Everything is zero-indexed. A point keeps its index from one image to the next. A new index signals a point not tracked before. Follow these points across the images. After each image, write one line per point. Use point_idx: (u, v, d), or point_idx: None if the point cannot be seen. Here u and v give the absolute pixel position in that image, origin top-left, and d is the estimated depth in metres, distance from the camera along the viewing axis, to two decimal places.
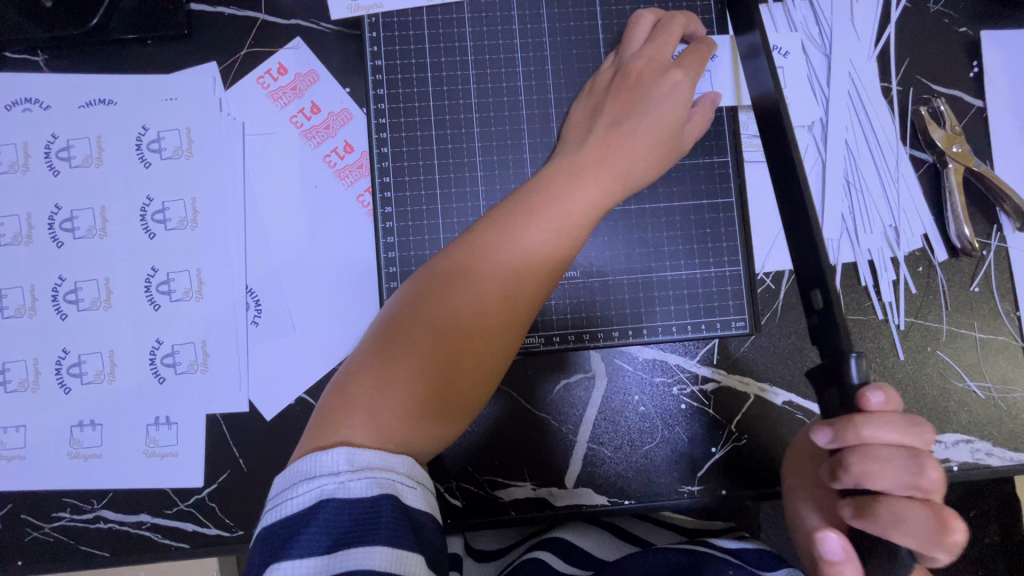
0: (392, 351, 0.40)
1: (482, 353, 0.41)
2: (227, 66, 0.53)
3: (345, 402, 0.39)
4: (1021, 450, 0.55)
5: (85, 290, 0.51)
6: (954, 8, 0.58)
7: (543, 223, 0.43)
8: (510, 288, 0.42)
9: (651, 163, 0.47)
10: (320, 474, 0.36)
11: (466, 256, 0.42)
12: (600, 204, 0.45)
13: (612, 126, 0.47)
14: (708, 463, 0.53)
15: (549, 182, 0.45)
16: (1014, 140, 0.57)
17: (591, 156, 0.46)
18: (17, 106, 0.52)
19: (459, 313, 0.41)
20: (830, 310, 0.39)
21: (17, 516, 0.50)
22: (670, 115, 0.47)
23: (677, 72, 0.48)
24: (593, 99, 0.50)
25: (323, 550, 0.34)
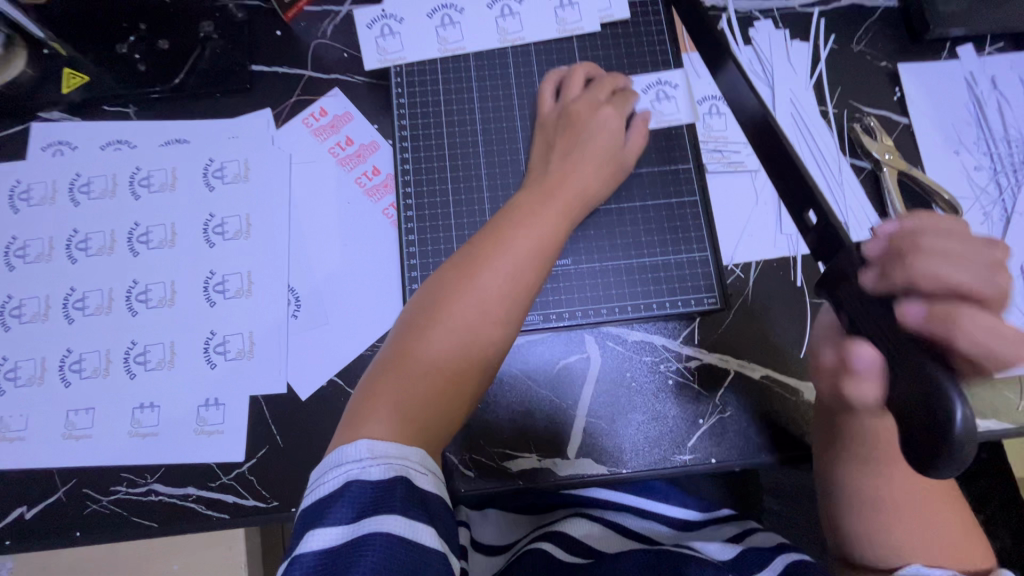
0: (405, 358, 0.47)
1: (482, 343, 0.49)
2: (279, 111, 0.66)
3: (369, 403, 0.45)
4: (986, 416, 0.60)
5: (154, 290, 0.61)
6: (873, 47, 0.70)
7: (527, 238, 0.52)
8: (503, 287, 0.50)
9: (603, 178, 0.59)
10: (344, 462, 0.41)
11: (464, 270, 0.50)
12: (566, 218, 0.55)
13: (565, 156, 0.58)
14: (696, 433, 0.59)
15: (525, 205, 0.55)
16: (939, 148, 0.67)
17: (556, 182, 0.57)
18: (109, 146, 0.64)
19: (459, 313, 0.49)
20: (826, 220, 0.39)
21: (79, 491, 0.56)
22: (608, 140, 0.59)
23: (609, 108, 0.61)
24: (546, 134, 0.61)
25: (347, 522, 0.38)
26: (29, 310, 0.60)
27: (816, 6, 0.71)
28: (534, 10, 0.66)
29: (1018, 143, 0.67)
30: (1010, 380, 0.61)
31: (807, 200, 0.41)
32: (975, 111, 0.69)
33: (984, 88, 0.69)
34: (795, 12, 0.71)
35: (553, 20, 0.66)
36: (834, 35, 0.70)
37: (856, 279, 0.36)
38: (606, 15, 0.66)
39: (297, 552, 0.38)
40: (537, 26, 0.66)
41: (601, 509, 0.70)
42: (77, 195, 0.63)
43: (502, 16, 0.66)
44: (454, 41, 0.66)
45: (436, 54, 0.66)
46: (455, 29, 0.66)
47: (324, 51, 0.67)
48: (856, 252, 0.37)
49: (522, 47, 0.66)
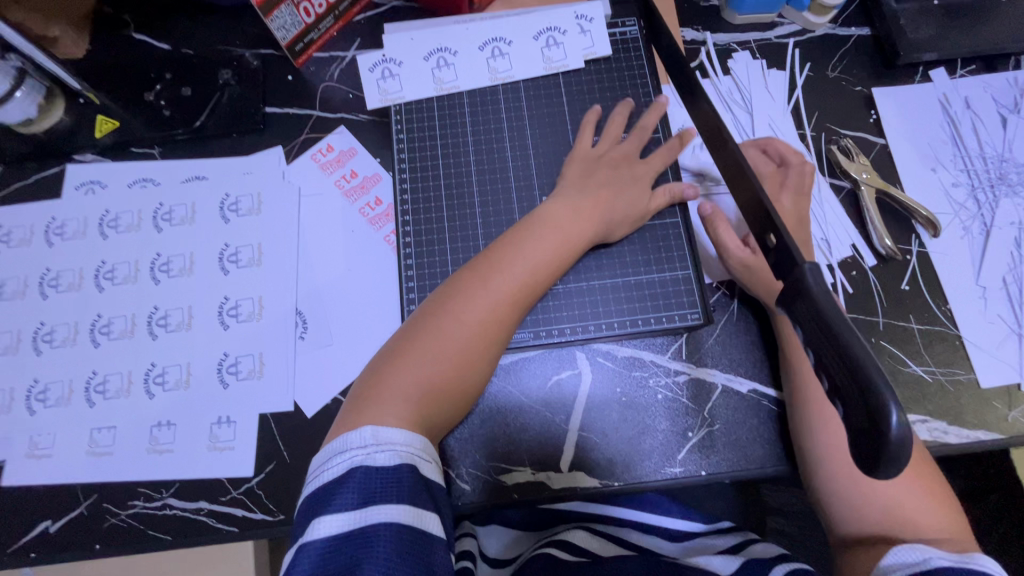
0: (416, 347, 0.52)
1: (484, 343, 0.53)
2: (290, 148, 0.72)
3: (382, 383, 0.50)
4: (975, 427, 0.61)
5: (173, 315, 0.65)
6: (848, 73, 0.74)
7: (542, 252, 0.57)
8: (516, 295, 0.54)
9: (624, 223, 0.62)
10: (350, 448, 0.45)
11: (479, 281, 0.54)
12: (578, 242, 0.59)
13: (596, 187, 0.62)
14: (685, 445, 0.61)
15: (544, 224, 0.58)
16: (916, 167, 0.70)
17: (578, 205, 0.60)
18: (136, 184, 0.70)
19: (474, 313, 0.53)
20: (783, 243, 0.42)
21: (100, 505, 0.60)
22: (636, 189, 0.63)
23: (647, 163, 0.65)
24: (584, 161, 0.65)
25: (354, 507, 0.42)
26: (60, 335, 0.65)
27: (791, 37, 0.75)
28: (523, 50, 0.70)
29: (993, 160, 0.70)
30: (997, 390, 0.62)
31: (767, 225, 0.45)
32: (951, 131, 0.71)
33: (958, 109, 0.72)
34: (771, 43, 0.75)
35: (541, 59, 0.70)
36: (809, 64, 0.74)
37: (811, 295, 0.39)
38: (589, 52, 0.70)
39: (308, 534, 0.42)
40: (525, 64, 0.70)
41: (601, 524, 0.72)
42: (106, 229, 0.68)
43: (493, 58, 0.70)
44: (450, 81, 0.71)
45: (431, 92, 0.71)
46: (449, 70, 0.71)
47: (331, 93, 0.73)
48: (810, 272, 0.39)
49: (512, 84, 0.71)
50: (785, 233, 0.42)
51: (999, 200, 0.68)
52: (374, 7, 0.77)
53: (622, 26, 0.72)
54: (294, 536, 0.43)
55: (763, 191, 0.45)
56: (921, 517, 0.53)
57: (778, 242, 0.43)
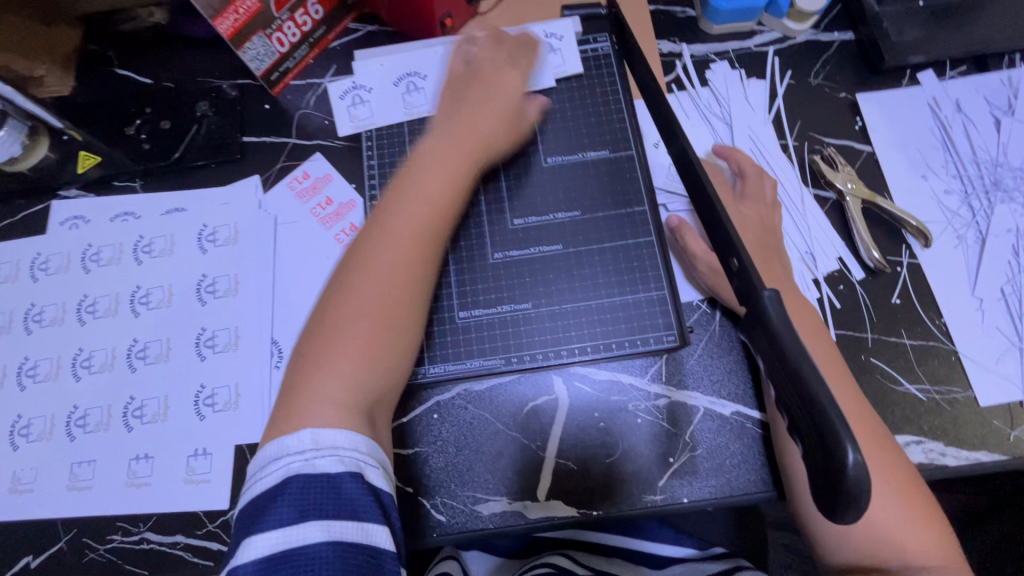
0: (335, 327, 0.50)
1: (403, 290, 0.52)
2: (266, 177, 0.72)
3: (306, 379, 0.48)
4: (974, 448, 0.58)
5: (152, 347, 0.66)
6: (832, 80, 0.72)
7: (433, 184, 0.57)
8: (419, 232, 0.54)
9: (506, 132, 0.64)
10: (287, 454, 0.43)
11: (376, 234, 0.54)
12: (466, 167, 0.60)
13: (466, 113, 0.63)
14: (667, 471, 0.59)
15: (426, 160, 0.59)
16: (905, 174, 0.67)
17: (454, 134, 0.61)
18: (117, 217, 0.71)
19: (383, 266, 0.52)
20: (743, 265, 0.40)
21: (79, 540, 0.60)
22: (511, 101, 0.65)
23: (513, 71, 0.66)
24: (452, 89, 0.66)
25: (291, 523, 0.41)
26: (42, 370, 0.66)
27: (771, 45, 0.73)
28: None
29: (987, 164, 0.67)
30: (997, 409, 0.59)
31: (730, 248, 0.43)
32: (942, 135, 0.69)
33: (948, 111, 0.69)
34: (750, 52, 0.73)
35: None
36: (790, 71, 0.72)
37: (771, 325, 0.37)
38: (560, 70, 0.70)
39: (242, 550, 0.41)
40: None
41: (584, 554, 0.72)
42: (88, 264, 0.69)
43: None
44: (420, 105, 0.71)
45: (402, 117, 0.71)
46: (419, 94, 0.72)
47: (307, 120, 0.74)
48: (770, 300, 0.37)
49: None
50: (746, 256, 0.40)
51: (994, 206, 0.65)
52: (349, 33, 0.77)
53: (593, 42, 0.72)
54: (229, 550, 0.42)
55: (724, 213, 0.43)
56: (910, 544, 0.50)
57: (739, 266, 0.41)
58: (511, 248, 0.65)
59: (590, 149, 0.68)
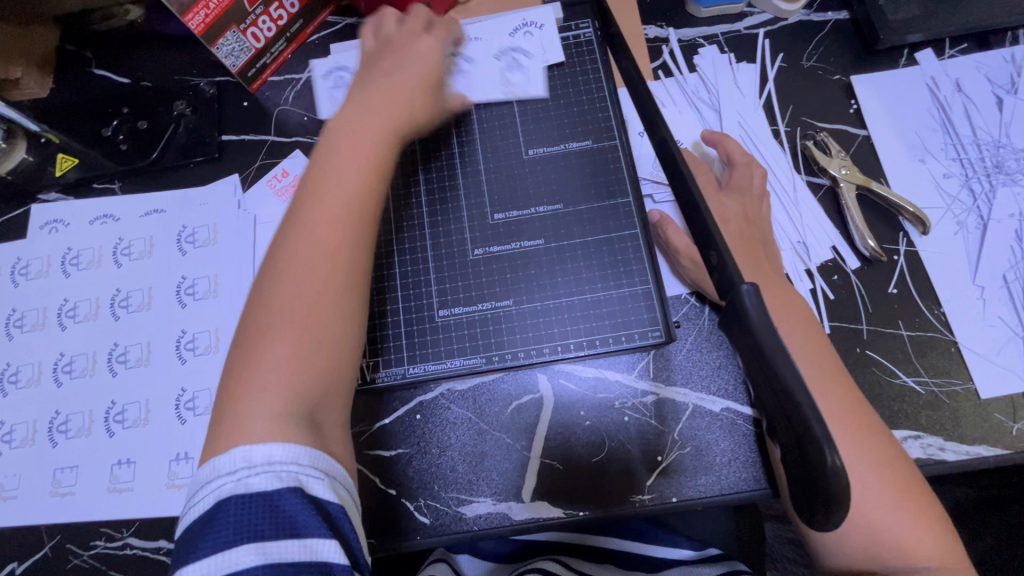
0: (262, 336, 0.46)
1: (330, 284, 0.48)
2: (245, 176, 0.71)
3: (235, 398, 0.44)
4: (974, 443, 0.55)
5: (132, 351, 0.65)
6: (825, 62, 0.69)
7: (350, 162, 0.52)
8: (339, 218, 0.49)
9: (430, 97, 0.59)
10: (219, 476, 0.41)
11: (293, 229, 0.49)
12: (386, 138, 0.54)
13: (382, 82, 0.58)
14: (654, 470, 0.57)
15: (339, 139, 0.53)
16: (901, 158, 0.65)
17: (370, 105, 0.56)
18: (96, 220, 0.70)
19: (305, 263, 0.48)
20: (723, 260, 0.39)
21: (63, 546, 0.60)
22: (432, 64, 0.60)
23: (428, 37, 0.62)
24: (370, 62, 0.61)
25: (225, 548, 0.39)
26: (24, 376, 0.65)
27: (761, 27, 0.70)
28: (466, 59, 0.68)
29: (988, 146, 0.64)
30: (999, 401, 0.56)
31: (708, 241, 0.41)
32: (941, 116, 0.66)
33: (948, 91, 0.66)
34: (740, 35, 0.71)
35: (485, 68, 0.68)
36: (781, 54, 0.69)
37: (750, 323, 0.34)
38: (541, 59, 0.68)
39: None
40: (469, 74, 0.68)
41: (580, 560, 0.72)
42: (68, 268, 0.69)
43: None
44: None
45: None
46: None
47: (286, 116, 0.72)
48: (749, 295, 0.35)
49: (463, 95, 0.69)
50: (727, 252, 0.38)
51: (996, 189, 0.63)
52: (327, 26, 0.75)
53: (575, 29, 0.70)
54: None
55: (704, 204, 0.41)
56: (908, 539, 0.47)
57: (717, 260, 0.39)
58: (492, 243, 0.63)
59: (572, 140, 0.66)
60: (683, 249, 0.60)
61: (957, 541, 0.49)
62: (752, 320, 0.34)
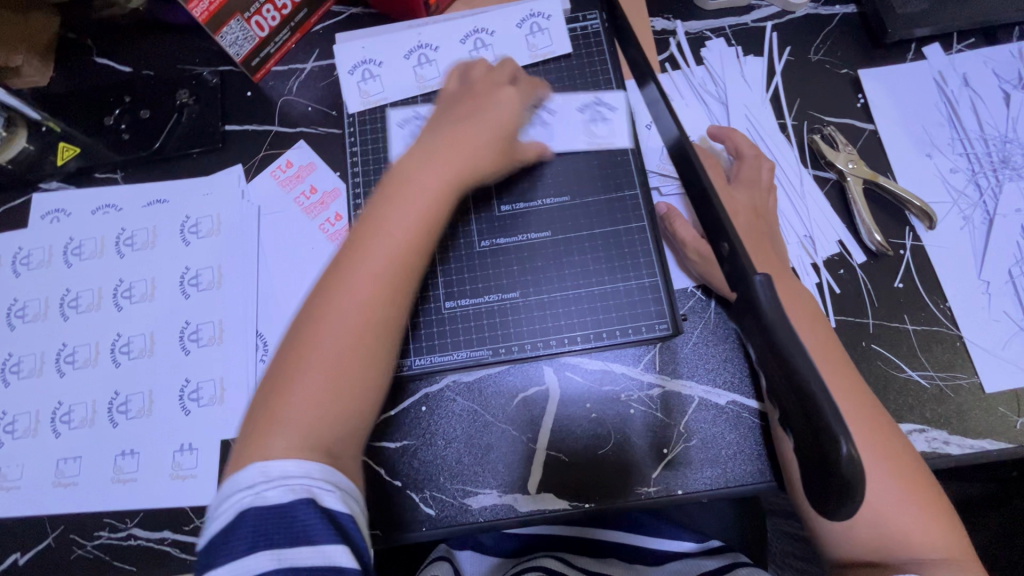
0: (290, 381, 0.45)
1: (361, 342, 0.46)
2: (249, 166, 0.70)
3: (257, 432, 0.44)
4: (978, 436, 0.56)
5: (135, 342, 0.65)
6: (833, 56, 0.69)
7: (404, 214, 0.49)
8: (383, 275, 0.47)
9: (499, 150, 0.56)
10: (236, 490, 0.41)
11: (337, 275, 0.47)
12: (445, 191, 0.51)
13: (452, 129, 0.55)
14: (659, 463, 0.57)
15: (395, 186, 0.51)
16: (908, 153, 0.65)
17: (438, 152, 0.53)
18: (98, 210, 0.70)
19: (343, 315, 0.46)
20: (735, 251, 0.38)
21: (66, 536, 0.60)
22: (505, 115, 0.57)
23: (510, 89, 0.59)
24: (446, 106, 0.60)
25: (243, 557, 0.39)
26: (27, 366, 0.65)
27: (768, 20, 0.70)
28: (448, 55, 0.68)
29: (995, 141, 0.64)
30: (1004, 395, 0.57)
31: (720, 232, 0.41)
32: (948, 111, 0.66)
33: (955, 86, 0.66)
34: (747, 28, 0.70)
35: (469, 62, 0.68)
36: (789, 47, 0.69)
37: (762, 311, 0.35)
38: (548, 50, 0.68)
39: None
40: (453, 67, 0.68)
41: (577, 555, 0.73)
42: (70, 257, 0.68)
43: (417, 64, 0.68)
44: (376, 93, 0.68)
45: (415, 91, 0.68)
46: (431, 66, 0.68)
47: (290, 107, 0.72)
48: (761, 285, 0.35)
49: None
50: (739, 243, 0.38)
51: (1003, 184, 0.63)
52: (332, 16, 0.74)
53: (583, 20, 0.69)
54: None
55: (716, 195, 0.41)
56: (915, 534, 0.48)
57: (730, 251, 0.39)
58: (498, 235, 0.63)
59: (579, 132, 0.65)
60: (690, 242, 0.60)
61: (963, 535, 0.49)
62: (765, 310, 0.34)
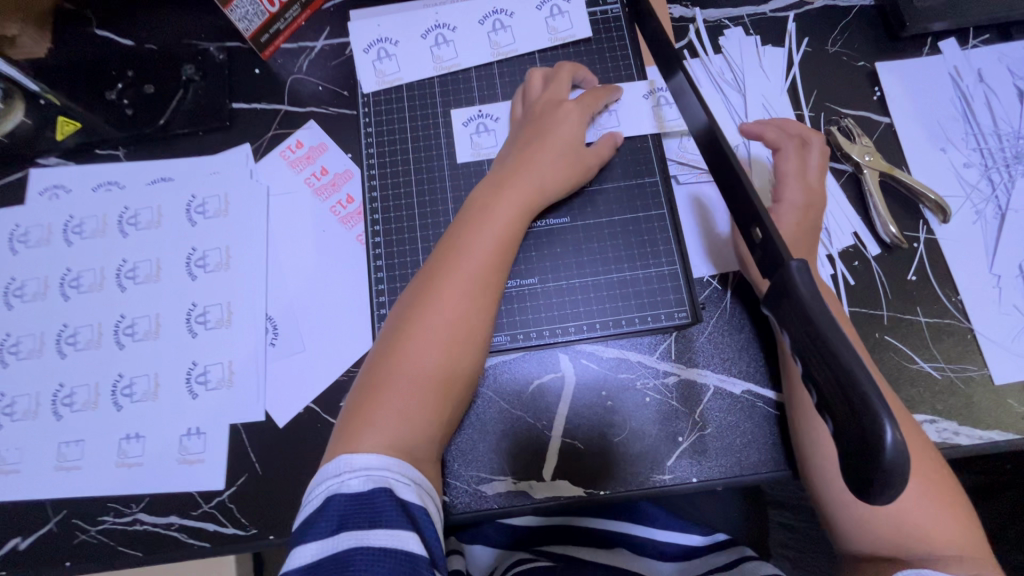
0: (378, 390, 0.46)
1: (448, 355, 0.48)
2: (257, 146, 0.68)
3: (343, 434, 0.45)
4: (988, 428, 0.56)
5: (140, 324, 0.63)
6: (850, 48, 0.69)
7: (487, 235, 0.52)
8: (468, 291, 0.49)
9: (566, 169, 0.58)
10: (326, 477, 0.43)
11: (424, 290, 0.49)
12: (520, 213, 0.54)
13: (523, 153, 0.57)
14: (675, 451, 0.57)
15: (475, 209, 0.54)
16: (924, 147, 0.65)
17: (512, 174, 0.56)
18: (100, 187, 0.67)
19: (432, 329, 0.48)
20: (769, 237, 0.38)
21: (69, 521, 0.58)
22: (571, 134, 0.59)
23: (573, 106, 0.60)
24: (514, 130, 0.62)
25: (328, 537, 0.40)
26: (25, 347, 0.63)
27: (787, 10, 0.70)
28: (467, 35, 0.67)
29: (1008, 137, 0.65)
30: (1013, 388, 0.57)
31: (752, 218, 0.41)
32: (963, 106, 0.66)
33: (970, 82, 0.67)
34: (766, 17, 0.70)
35: (487, 44, 0.67)
36: (807, 38, 0.69)
37: (798, 296, 0.35)
38: (568, 34, 0.67)
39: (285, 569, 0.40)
40: (471, 49, 0.67)
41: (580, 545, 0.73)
42: (71, 236, 0.66)
43: (435, 44, 0.67)
44: (391, 73, 0.67)
45: (432, 73, 0.67)
46: (449, 47, 0.67)
47: (299, 85, 0.70)
48: (797, 269, 0.35)
49: (486, 69, 0.67)
50: (773, 229, 0.38)
51: (1015, 180, 0.63)
52: None
53: (602, 4, 0.68)
54: None
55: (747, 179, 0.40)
56: (930, 527, 0.48)
57: (764, 237, 0.38)
58: None
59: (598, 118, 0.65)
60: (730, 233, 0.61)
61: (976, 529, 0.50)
62: (801, 295, 0.34)
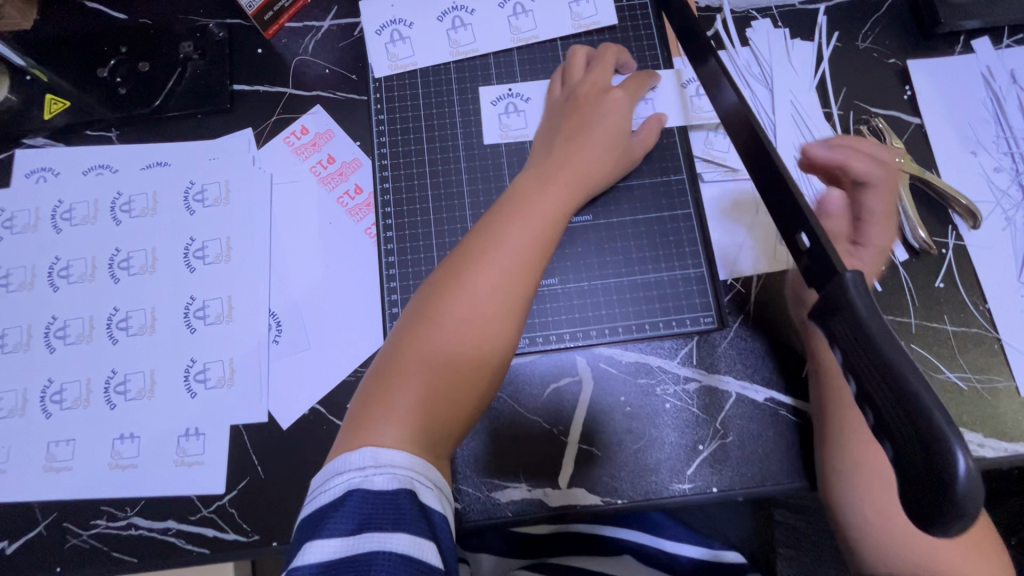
0: (403, 377, 0.43)
1: (479, 350, 0.44)
2: (260, 130, 0.64)
3: (364, 422, 0.42)
4: (1014, 440, 0.55)
5: (134, 317, 0.59)
6: (881, 44, 0.66)
7: (530, 220, 0.48)
8: (507, 281, 0.45)
9: (609, 160, 0.55)
10: (348, 468, 0.40)
11: (459, 274, 0.45)
12: (563, 201, 0.50)
13: (566, 140, 0.54)
14: (695, 460, 0.55)
15: (518, 192, 0.50)
16: (954, 149, 0.63)
17: (556, 162, 0.52)
18: (91, 170, 0.63)
19: (465, 320, 0.44)
20: (817, 244, 0.36)
21: (59, 525, 0.55)
22: (615, 121, 0.56)
23: (620, 93, 0.57)
24: (553, 113, 0.58)
25: (348, 535, 0.37)
26: (11, 340, 0.59)
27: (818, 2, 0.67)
28: (485, 19, 0.64)
29: None
30: None
31: (797, 222, 0.38)
32: (995, 107, 0.64)
33: (1003, 82, 0.65)
34: (795, 9, 0.67)
35: (507, 29, 0.64)
36: (837, 32, 0.66)
37: (852, 309, 0.32)
38: (591, 21, 0.64)
39: (297, 561, 0.37)
40: (490, 35, 0.64)
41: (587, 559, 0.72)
42: (59, 222, 0.62)
43: (453, 28, 0.64)
44: (405, 57, 0.64)
45: (448, 58, 0.64)
46: (466, 31, 0.64)
47: (305, 67, 0.66)
48: (853, 280, 0.32)
49: (505, 56, 0.64)
50: (823, 236, 0.35)
51: None
52: None
53: None
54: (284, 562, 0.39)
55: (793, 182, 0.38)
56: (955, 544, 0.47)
57: (812, 244, 0.36)
58: None
59: None
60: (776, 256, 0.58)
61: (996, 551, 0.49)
62: (857, 309, 0.32)
